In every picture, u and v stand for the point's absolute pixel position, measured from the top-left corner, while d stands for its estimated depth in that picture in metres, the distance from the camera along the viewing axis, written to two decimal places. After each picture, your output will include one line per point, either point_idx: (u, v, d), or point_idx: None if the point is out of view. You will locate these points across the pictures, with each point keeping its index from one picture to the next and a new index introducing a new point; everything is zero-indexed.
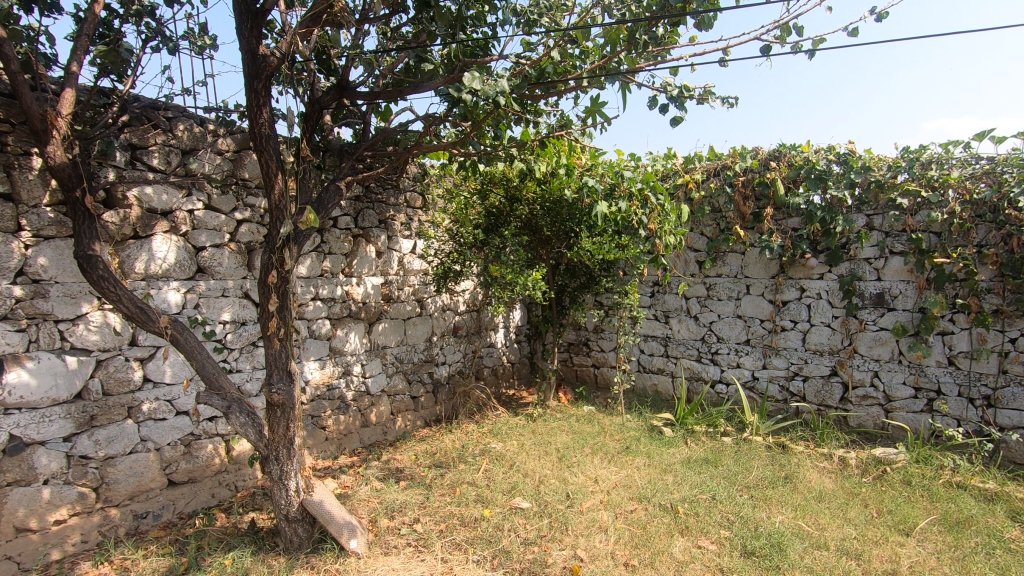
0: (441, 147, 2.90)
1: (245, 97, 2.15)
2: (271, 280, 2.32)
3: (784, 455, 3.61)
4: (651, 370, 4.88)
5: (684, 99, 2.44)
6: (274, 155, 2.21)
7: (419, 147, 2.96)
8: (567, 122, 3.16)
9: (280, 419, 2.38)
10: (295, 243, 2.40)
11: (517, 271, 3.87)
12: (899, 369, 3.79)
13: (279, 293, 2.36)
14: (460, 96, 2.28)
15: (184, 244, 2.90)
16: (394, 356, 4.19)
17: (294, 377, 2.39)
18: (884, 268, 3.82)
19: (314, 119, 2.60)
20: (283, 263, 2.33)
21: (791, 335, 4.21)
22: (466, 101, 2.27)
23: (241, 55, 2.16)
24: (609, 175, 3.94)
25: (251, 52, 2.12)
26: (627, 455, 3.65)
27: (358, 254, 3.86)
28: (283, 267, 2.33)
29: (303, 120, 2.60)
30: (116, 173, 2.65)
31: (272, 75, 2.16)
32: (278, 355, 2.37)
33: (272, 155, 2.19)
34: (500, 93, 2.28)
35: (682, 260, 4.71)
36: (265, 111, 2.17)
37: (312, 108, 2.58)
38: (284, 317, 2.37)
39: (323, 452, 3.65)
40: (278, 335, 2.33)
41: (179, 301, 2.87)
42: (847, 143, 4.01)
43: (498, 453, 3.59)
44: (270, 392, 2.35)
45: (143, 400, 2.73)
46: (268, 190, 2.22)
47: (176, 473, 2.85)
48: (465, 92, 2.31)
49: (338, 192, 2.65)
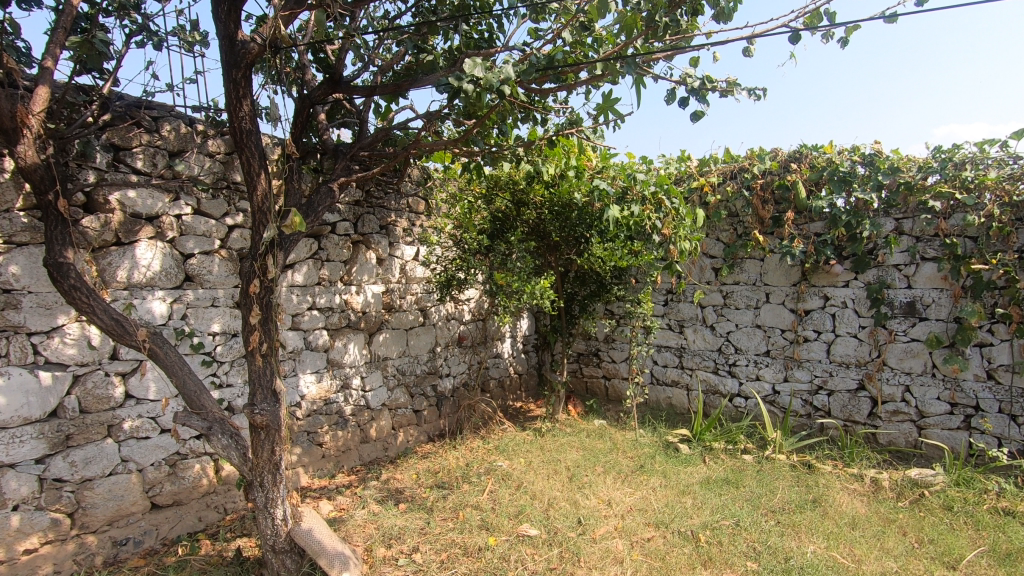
0: (442, 146, 2.74)
1: (223, 88, 1.98)
2: (254, 290, 2.12)
3: (811, 475, 3.37)
4: (666, 382, 4.66)
5: (706, 91, 2.20)
6: (256, 152, 2.02)
7: (416, 147, 2.76)
8: (577, 119, 2.94)
9: (264, 442, 2.19)
10: (282, 249, 2.22)
11: (525, 279, 3.66)
12: (933, 384, 3.55)
13: (267, 304, 2.19)
14: (460, 90, 2.08)
15: (171, 251, 2.74)
16: (395, 369, 4.00)
17: (280, 396, 2.20)
18: (915, 274, 3.60)
19: (305, 121, 2.42)
20: (270, 271, 2.15)
21: (815, 346, 3.97)
22: (466, 97, 2.06)
23: (218, 42, 1.99)
24: (620, 178, 3.76)
25: (227, 38, 1.95)
26: (642, 475, 3.44)
27: (357, 261, 3.69)
28: (267, 275, 2.14)
29: (293, 120, 2.43)
30: (97, 176, 2.49)
31: (252, 63, 1.98)
32: (262, 372, 2.18)
33: (254, 153, 2.02)
34: (505, 81, 2.07)
35: (697, 267, 4.49)
36: (245, 103, 1.99)
37: (304, 103, 2.38)
38: (269, 329, 2.18)
39: (320, 471, 3.45)
40: (262, 351, 2.13)
41: (165, 312, 2.70)
42: (873, 144, 3.82)
43: (505, 473, 3.38)
44: (252, 414, 2.15)
45: (124, 417, 2.56)
46: (250, 191, 2.03)
47: (160, 496, 2.67)
48: (466, 81, 2.07)
49: (330, 193, 2.46)
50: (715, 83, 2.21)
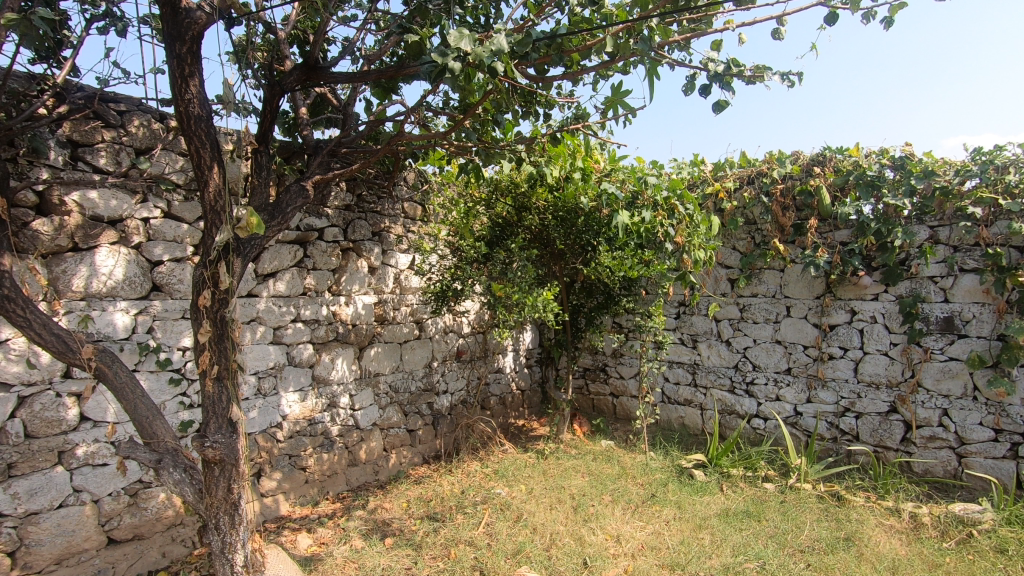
0: (427, 138, 2.53)
1: (166, 65, 1.75)
2: (204, 302, 1.86)
3: (841, 509, 3.05)
4: (677, 401, 4.35)
5: (731, 77, 1.93)
6: (206, 142, 1.78)
7: (398, 140, 2.55)
8: (584, 114, 2.68)
9: (218, 479, 1.94)
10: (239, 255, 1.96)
11: (526, 290, 3.35)
12: (974, 408, 3.23)
13: (227, 318, 1.93)
14: (446, 67, 1.80)
15: (136, 258, 2.49)
16: (388, 386, 3.72)
17: (238, 426, 1.95)
18: (953, 287, 3.30)
19: (276, 109, 2.13)
20: (230, 281, 1.90)
21: (840, 364, 3.67)
22: (452, 75, 1.79)
23: (163, 14, 1.76)
24: (630, 181, 3.50)
25: (170, 8, 1.71)
26: (653, 506, 3.14)
27: (347, 270, 3.45)
28: (220, 286, 1.88)
29: (261, 109, 2.12)
30: (52, 174, 2.25)
31: (201, 37, 1.74)
32: (216, 399, 1.93)
33: (204, 143, 1.79)
34: (497, 56, 1.79)
35: (712, 277, 4.22)
36: (192, 84, 1.75)
37: (272, 92, 2.08)
38: (225, 349, 1.92)
39: (302, 497, 3.17)
40: (214, 375, 1.88)
41: (128, 325, 2.44)
42: (903, 147, 3.54)
43: (503, 502, 3.09)
44: (203, 447, 1.89)
45: (77, 443, 2.29)
46: (201, 187, 1.80)
47: (117, 530, 2.40)
48: (452, 57, 1.80)
49: (302, 192, 2.20)
50: (742, 67, 1.94)
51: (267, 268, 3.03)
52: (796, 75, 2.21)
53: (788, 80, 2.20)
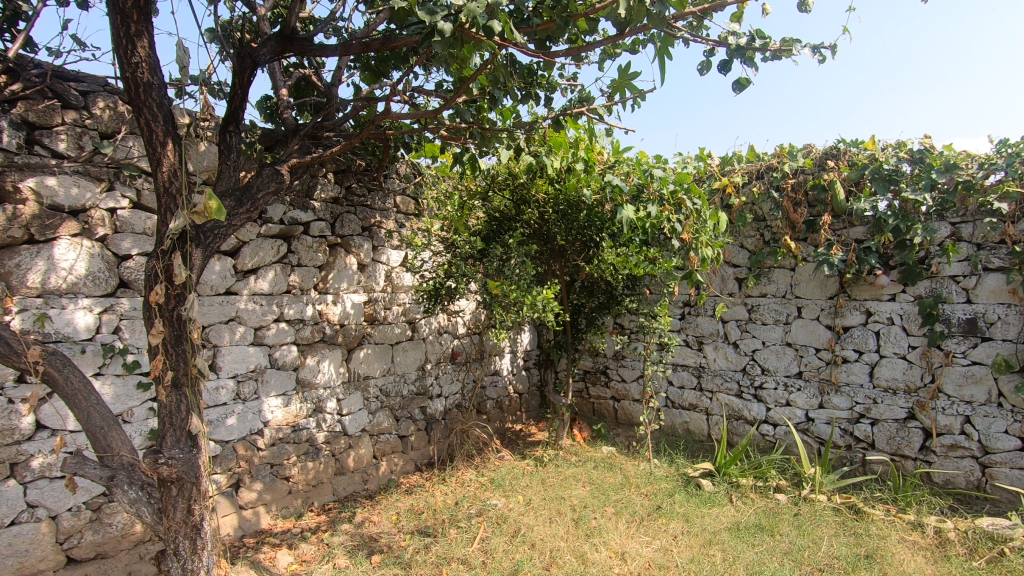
0: (418, 115, 2.31)
1: (111, 24, 1.63)
2: (155, 300, 1.68)
3: (860, 523, 2.86)
4: (682, 406, 4.17)
5: (753, 52, 1.75)
6: (151, 113, 1.67)
7: (382, 119, 2.34)
8: (589, 97, 2.48)
9: (176, 499, 1.76)
10: (201, 246, 1.78)
11: (524, 289, 3.15)
12: (999, 416, 3.05)
13: (184, 317, 1.74)
14: (435, 29, 1.62)
15: (100, 251, 2.28)
16: (378, 390, 3.52)
17: (198, 439, 1.78)
18: (977, 287, 3.12)
19: (248, 86, 1.90)
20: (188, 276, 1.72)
21: (855, 368, 3.49)
22: (442, 37, 1.60)
23: None
24: (635, 174, 3.33)
25: None
26: (659, 519, 2.95)
27: (335, 266, 3.26)
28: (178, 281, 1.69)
29: (230, 84, 1.88)
30: (4, 158, 2.05)
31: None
32: (174, 409, 1.76)
33: (152, 115, 1.67)
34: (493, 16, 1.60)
35: (718, 276, 4.04)
36: (138, 45, 1.63)
37: (243, 63, 1.83)
38: (182, 354, 1.75)
39: (285, 509, 2.97)
40: (166, 383, 1.71)
41: (91, 325, 2.24)
42: (922, 139, 3.36)
43: (499, 515, 2.90)
44: (157, 464, 1.72)
45: (32, 454, 2.09)
46: (153, 164, 1.69)
47: (78, 548, 2.19)
48: (440, 17, 1.61)
49: (276, 177, 2.02)
50: (766, 40, 1.76)
51: (248, 264, 2.84)
52: (828, 49, 2.03)
53: (820, 54, 2.03)
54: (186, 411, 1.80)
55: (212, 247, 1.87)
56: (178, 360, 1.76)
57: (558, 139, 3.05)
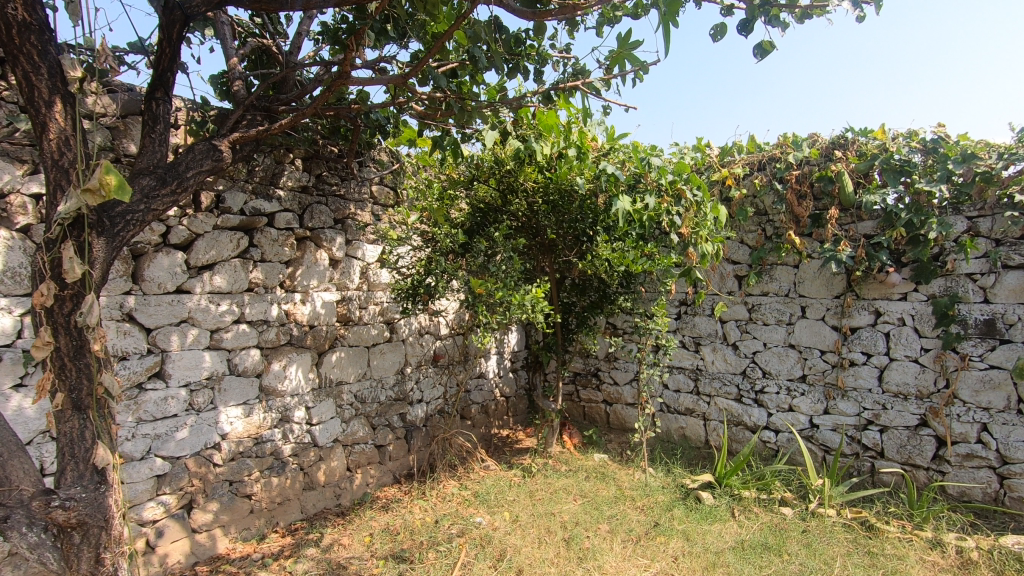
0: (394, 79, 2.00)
1: None
2: (40, 302, 1.42)
3: (874, 541, 2.65)
4: (678, 410, 3.93)
5: (777, 10, 1.62)
6: (39, 68, 1.48)
7: (339, 82, 2.03)
8: (584, 70, 2.22)
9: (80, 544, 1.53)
10: (103, 235, 1.53)
11: (510, 287, 2.88)
12: (1019, 424, 2.85)
13: (82, 324, 1.49)
14: None
15: (21, 244, 1.97)
16: (353, 396, 3.24)
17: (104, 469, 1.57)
18: (995, 286, 2.92)
19: (177, 47, 1.73)
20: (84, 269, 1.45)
21: (863, 372, 3.27)
22: None
23: None
24: (632, 162, 3.08)
25: None
26: (658, 538, 2.71)
27: (303, 262, 2.97)
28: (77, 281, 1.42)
29: (157, 43, 1.70)
30: None
31: None
32: (76, 433, 1.53)
33: (37, 71, 1.47)
34: None
35: (717, 274, 3.80)
36: None
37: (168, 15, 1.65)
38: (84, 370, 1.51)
39: (245, 531, 2.68)
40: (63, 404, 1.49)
41: (9, 330, 1.93)
42: (936, 128, 3.16)
43: (483, 535, 2.65)
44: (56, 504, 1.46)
45: None
46: (37, 130, 1.47)
47: None
48: None
49: (212, 152, 1.83)
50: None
51: (202, 259, 2.54)
52: (870, 3, 1.86)
53: (860, 9, 1.86)
54: (92, 438, 1.57)
55: (126, 238, 1.61)
56: (81, 376, 1.52)
57: (549, 121, 2.78)
